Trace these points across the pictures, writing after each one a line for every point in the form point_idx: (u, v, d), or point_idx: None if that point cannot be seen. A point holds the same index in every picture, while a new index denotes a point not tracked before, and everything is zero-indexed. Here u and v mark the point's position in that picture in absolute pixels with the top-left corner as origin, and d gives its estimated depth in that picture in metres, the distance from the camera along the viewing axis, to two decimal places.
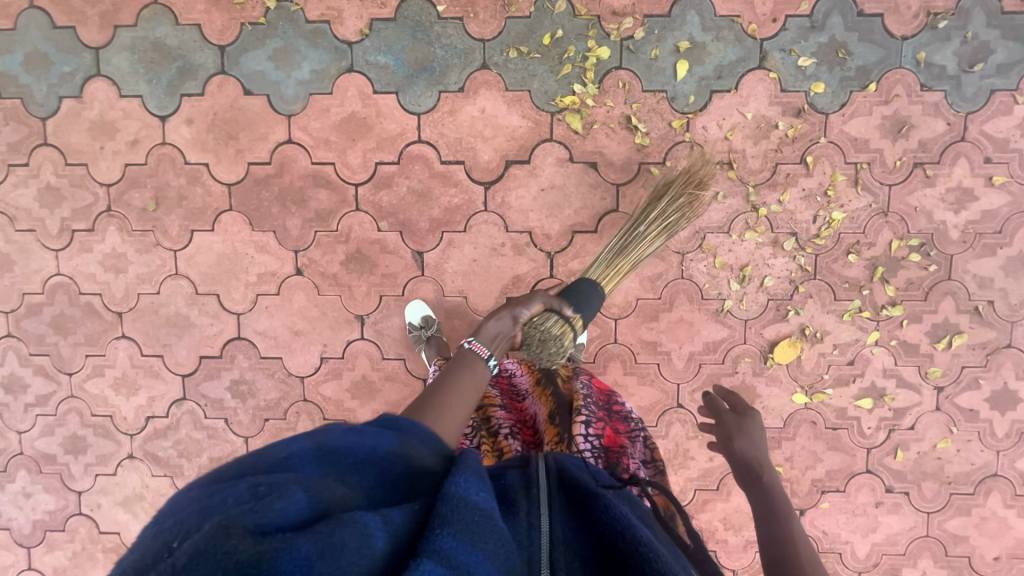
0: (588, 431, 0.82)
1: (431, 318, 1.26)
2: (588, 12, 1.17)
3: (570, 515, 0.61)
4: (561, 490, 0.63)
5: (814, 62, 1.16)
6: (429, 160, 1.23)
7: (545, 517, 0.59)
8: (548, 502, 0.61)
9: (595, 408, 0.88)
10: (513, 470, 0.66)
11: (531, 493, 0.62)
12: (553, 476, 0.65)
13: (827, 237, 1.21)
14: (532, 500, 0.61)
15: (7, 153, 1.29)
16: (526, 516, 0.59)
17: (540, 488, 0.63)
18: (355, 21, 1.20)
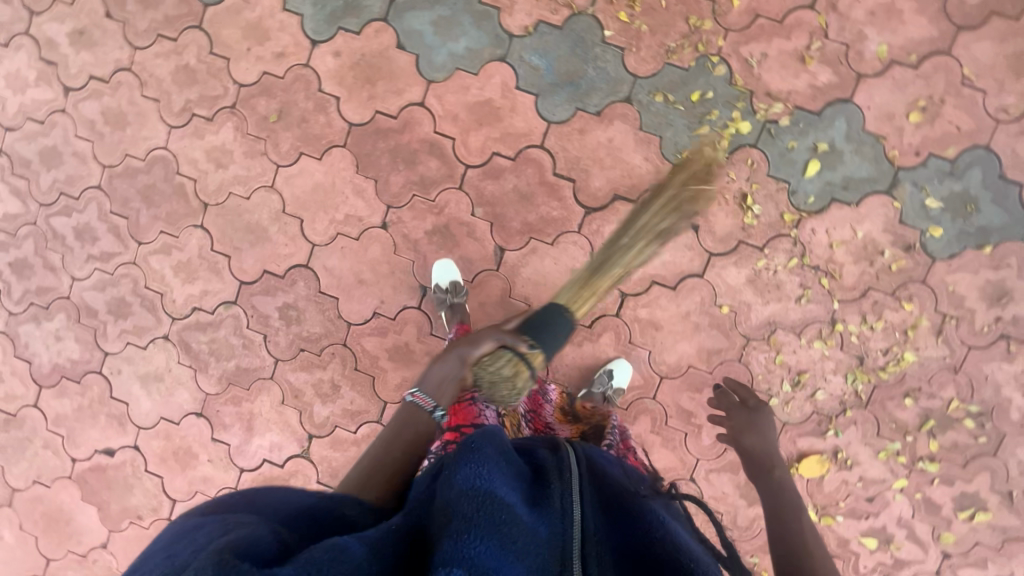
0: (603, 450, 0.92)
1: (459, 284, 1.26)
2: (743, 84, 1.19)
3: (599, 513, 0.66)
4: (588, 483, 0.69)
5: (940, 206, 1.17)
6: (543, 167, 1.26)
7: (576, 502, 0.64)
8: (577, 488, 0.66)
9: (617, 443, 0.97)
10: (548, 454, 0.72)
11: (564, 477, 0.67)
12: (584, 467, 0.71)
13: (891, 373, 1.22)
14: (565, 484, 0.66)
15: (161, 23, 1.34)
16: (559, 500, 0.63)
17: (572, 473, 0.68)
18: (523, 17, 1.23)
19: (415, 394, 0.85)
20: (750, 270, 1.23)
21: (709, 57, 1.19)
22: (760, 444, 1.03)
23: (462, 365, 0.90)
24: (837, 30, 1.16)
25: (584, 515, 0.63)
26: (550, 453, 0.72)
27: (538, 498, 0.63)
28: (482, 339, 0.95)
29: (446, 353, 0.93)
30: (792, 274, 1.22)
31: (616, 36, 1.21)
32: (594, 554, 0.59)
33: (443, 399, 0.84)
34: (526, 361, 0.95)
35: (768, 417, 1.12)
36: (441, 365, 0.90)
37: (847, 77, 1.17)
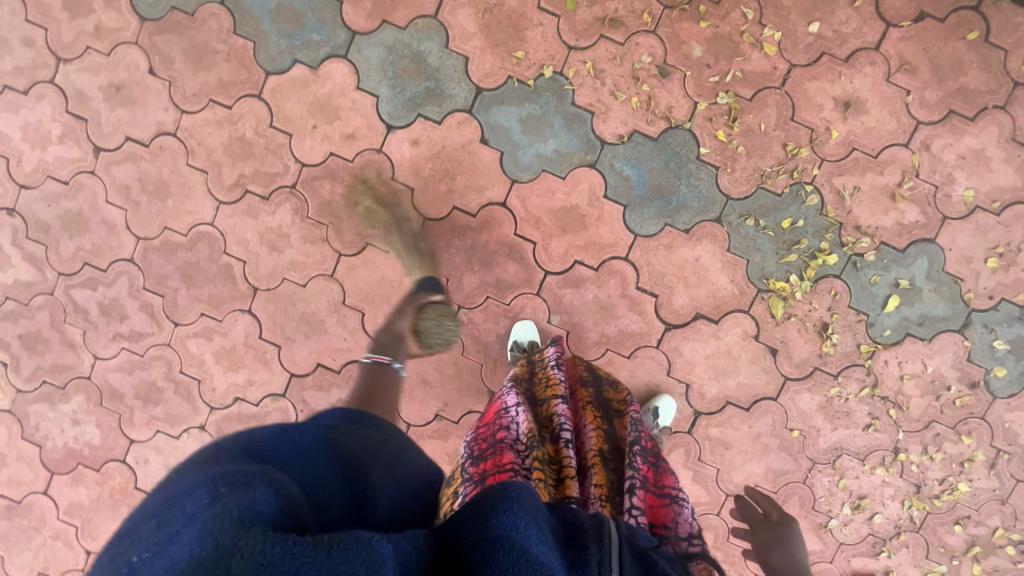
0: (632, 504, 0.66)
1: (536, 344, 1.20)
2: (834, 215, 1.19)
3: None
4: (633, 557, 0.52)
5: (1006, 349, 1.21)
6: (627, 280, 1.22)
7: (618, 573, 0.49)
8: (620, 561, 0.50)
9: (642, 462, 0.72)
10: (583, 512, 0.55)
11: (604, 539, 0.51)
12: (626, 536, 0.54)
13: (944, 501, 1.26)
14: (604, 547, 0.50)
15: (214, 88, 1.21)
16: (598, 569, 0.49)
17: (612, 536, 0.52)
18: (618, 124, 1.18)
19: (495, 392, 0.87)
20: (823, 397, 1.24)
21: (803, 185, 1.18)
22: (795, 566, 0.89)
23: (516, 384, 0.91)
24: (927, 170, 1.17)
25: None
26: (586, 508, 0.55)
27: (571, 566, 0.49)
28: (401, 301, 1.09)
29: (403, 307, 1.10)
30: (862, 403, 1.24)
31: (711, 154, 1.18)
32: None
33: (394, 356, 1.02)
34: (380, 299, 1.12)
35: (797, 532, 0.96)
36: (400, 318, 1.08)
37: (932, 217, 1.18)
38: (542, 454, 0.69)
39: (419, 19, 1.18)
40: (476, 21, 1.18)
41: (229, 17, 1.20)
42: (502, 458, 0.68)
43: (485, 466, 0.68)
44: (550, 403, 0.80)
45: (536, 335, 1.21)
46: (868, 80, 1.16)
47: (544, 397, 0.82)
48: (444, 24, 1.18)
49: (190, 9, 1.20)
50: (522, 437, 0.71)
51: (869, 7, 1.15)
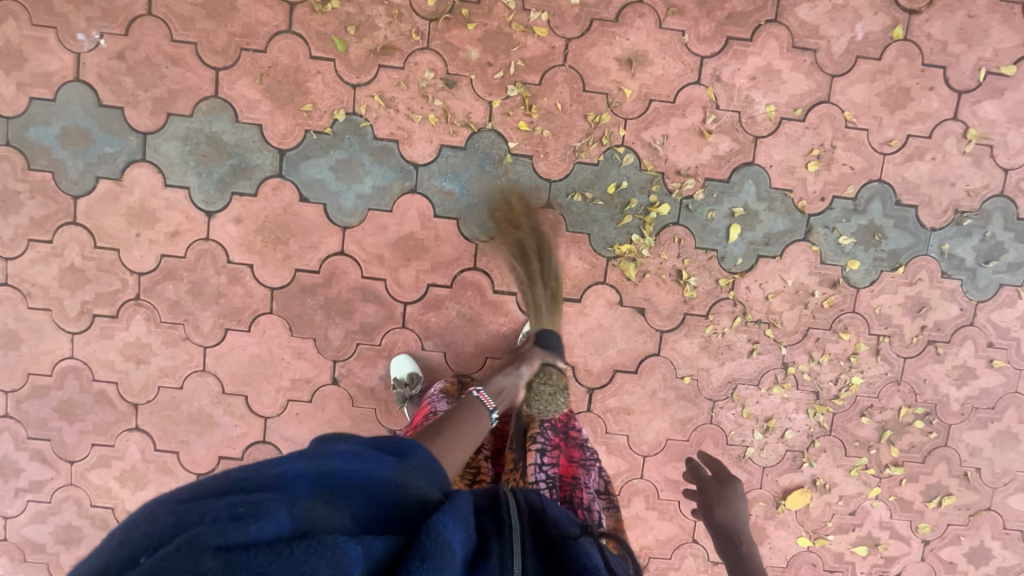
0: (543, 462, 0.93)
1: (418, 374, 1.22)
2: (653, 167, 1.21)
3: (537, 555, 0.62)
4: (532, 529, 0.64)
5: (853, 241, 1.25)
6: (482, 287, 1.24)
7: (517, 559, 0.59)
8: (518, 542, 0.61)
9: (553, 438, 0.98)
10: (488, 502, 0.65)
11: (507, 530, 0.61)
12: (524, 514, 0.65)
13: (845, 399, 1.30)
14: (504, 542, 0.60)
15: (28, 228, 1.21)
16: (500, 555, 0.58)
17: (511, 528, 0.61)
18: (424, 144, 1.20)
19: (481, 391, 0.97)
20: (701, 338, 1.27)
21: (615, 148, 1.21)
22: (734, 530, 0.93)
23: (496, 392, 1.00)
24: (725, 99, 1.20)
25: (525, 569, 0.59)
26: (489, 500, 0.65)
27: (477, 555, 0.57)
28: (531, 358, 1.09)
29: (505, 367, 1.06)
30: (739, 332, 1.27)
31: (521, 145, 1.20)
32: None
33: (499, 402, 0.98)
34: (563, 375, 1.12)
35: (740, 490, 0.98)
36: (501, 377, 1.03)
37: (745, 142, 1.22)
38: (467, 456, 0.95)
39: (202, 102, 1.18)
40: (256, 87, 1.18)
41: (20, 154, 1.19)
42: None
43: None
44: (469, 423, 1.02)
45: (416, 366, 1.23)
46: (643, 32, 1.18)
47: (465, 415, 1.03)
48: (227, 99, 1.18)
49: None
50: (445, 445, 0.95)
51: None
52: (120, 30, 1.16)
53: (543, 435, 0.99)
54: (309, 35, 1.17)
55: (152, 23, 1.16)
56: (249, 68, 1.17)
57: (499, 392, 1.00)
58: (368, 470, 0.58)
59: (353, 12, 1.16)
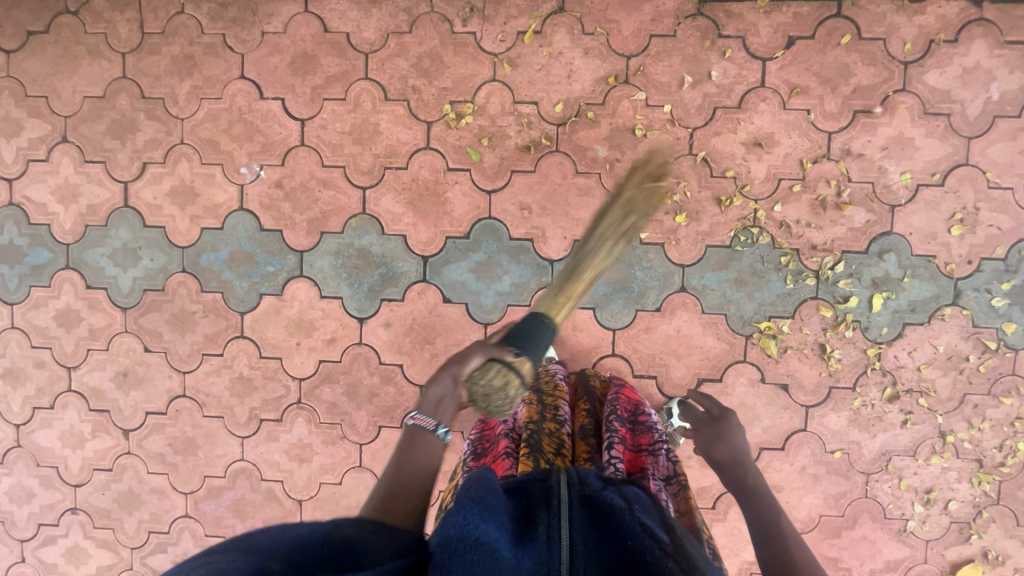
0: (611, 452, 0.82)
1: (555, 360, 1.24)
2: (787, 244, 1.22)
3: (588, 522, 0.60)
4: (584, 504, 0.62)
5: (1007, 302, 1.20)
6: (622, 372, 1.27)
7: (565, 528, 0.58)
8: (567, 514, 0.60)
9: (619, 425, 0.89)
10: (537, 487, 0.66)
11: (551, 505, 0.61)
12: (575, 490, 0.64)
13: (1012, 466, 1.24)
14: (551, 512, 0.60)
15: (203, 343, 1.33)
16: (545, 530, 0.58)
17: (560, 499, 0.62)
18: (559, 240, 1.25)
19: (416, 415, 0.76)
20: (850, 411, 1.25)
21: (747, 230, 1.22)
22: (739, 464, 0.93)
23: (432, 407, 0.77)
24: (858, 172, 1.20)
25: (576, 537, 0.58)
26: (537, 483, 0.66)
27: (523, 534, 0.58)
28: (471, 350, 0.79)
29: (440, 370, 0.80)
30: (890, 403, 1.24)
31: (652, 235, 1.23)
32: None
33: (442, 417, 0.77)
34: (517, 369, 0.75)
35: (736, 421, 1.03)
36: (436, 385, 0.80)
37: (881, 212, 1.20)
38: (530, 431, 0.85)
39: (351, 219, 1.28)
40: (400, 201, 1.27)
41: (194, 278, 1.32)
42: (497, 447, 0.85)
43: (483, 459, 0.84)
44: (546, 399, 0.95)
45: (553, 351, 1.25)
46: (768, 115, 1.20)
47: (540, 392, 0.98)
48: (373, 214, 1.28)
49: (160, 285, 1.33)
50: (515, 428, 0.88)
51: (741, 52, 1.20)
52: (278, 161, 1.28)
53: (611, 425, 0.89)
54: (446, 150, 1.25)
55: (306, 152, 1.28)
56: (394, 184, 1.27)
57: (435, 404, 0.77)
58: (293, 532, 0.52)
59: (486, 125, 1.24)
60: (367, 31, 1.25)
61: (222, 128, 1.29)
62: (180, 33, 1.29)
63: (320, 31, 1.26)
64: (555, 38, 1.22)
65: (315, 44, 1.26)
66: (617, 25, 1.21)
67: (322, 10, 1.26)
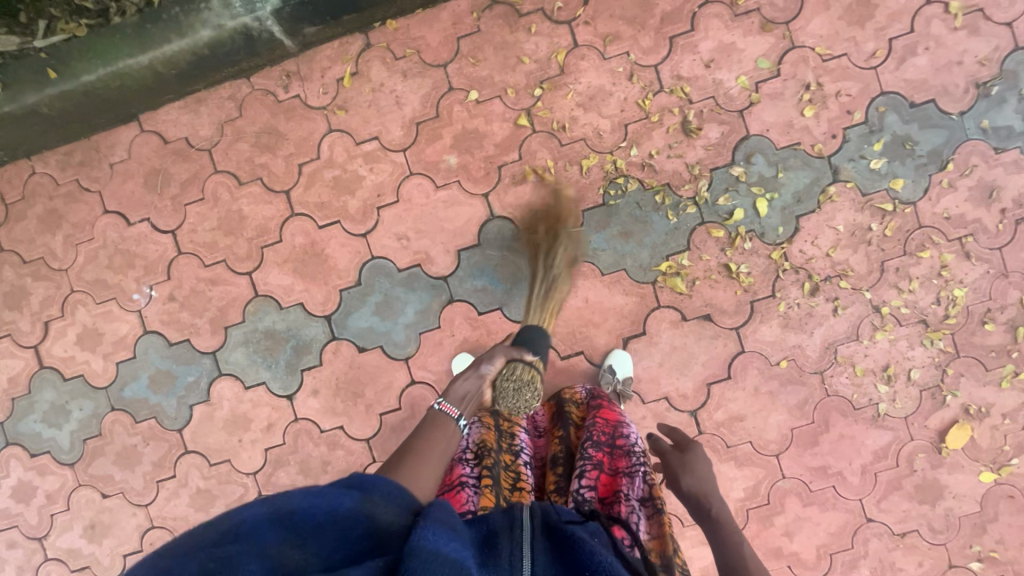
0: (581, 484, 0.82)
1: None
2: (656, 182, 1.22)
3: (550, 551, 0.66)
4: (546, 534, 0.68)
5: (885, 160, 1.19)
6: (550, 359, 1.25)
7: (526, 560, 0.64)
8: (529, 541, 0.66)
9: (594, 451, 0.86)
10: (497, 515, 0.70)
11: (514, 533, 0.66)
12: (536, 519, 0.70)
13: (957, 314, 1.20)
14: (513, 540, 0.66)
15: (154, 471, 1.34)
16: (508, 558, 0.63)
17: (522, 528, 0.67)
18: (444, 256, 1.26)
19: (443, 402, 0.78)
20: (779, 318, 1.22)
21: (614, 182, 1.22)
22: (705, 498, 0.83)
23: (459, 399, 0.81)
24: (696, 92, 1.21)
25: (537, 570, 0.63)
26: (499, 512, 0.70)
27: (485, 559, 0.63)
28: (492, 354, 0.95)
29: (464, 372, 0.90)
30: (814, 297, 1.22)
31: (527, 219, 1.24)
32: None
33: (466, 408, 0.80)
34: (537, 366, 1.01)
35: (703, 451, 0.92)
36: (461, 382, 0.85)
37: (732, 120, 1.21)
38: (491, 462, 0.82)
39: (248, 305, 1.30)
40: (287, 272, 1.29)
41: (126, 413, 1.34)
42: (453, 474, 0.81)
43: (438, 485, 0.81)
44: (504, 427, 0.92)
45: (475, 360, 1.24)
46: (593, 71, 1.22)
47: (500, 417, 0.94)
48: (266, 293, 1.29)
49: (96, 430, 1.35)
50: (472, 447, 0.85)
51: (545, 23, 1.22)
52: (163, 276, 1.31)
53: (585, 454, 0.86)
54: (311, 210, 1.28)
55: (186, 259, 1.31)
56: (275, 259, 1.29)
57: (463, 397, 0.82)
58: (329, 504, 0.54)
59: (339, 174, 1.27)
60: (202, 129, 1.29)
61: (103, 264, 1.33)
62: (39, 192, 1.34)
63: (161, 144, 1.30)
64: (373, 73, 1.26)
65: (160, 158, 1.30)
66: (424, 40, 1.24)
67: (156, 124, 1.30)
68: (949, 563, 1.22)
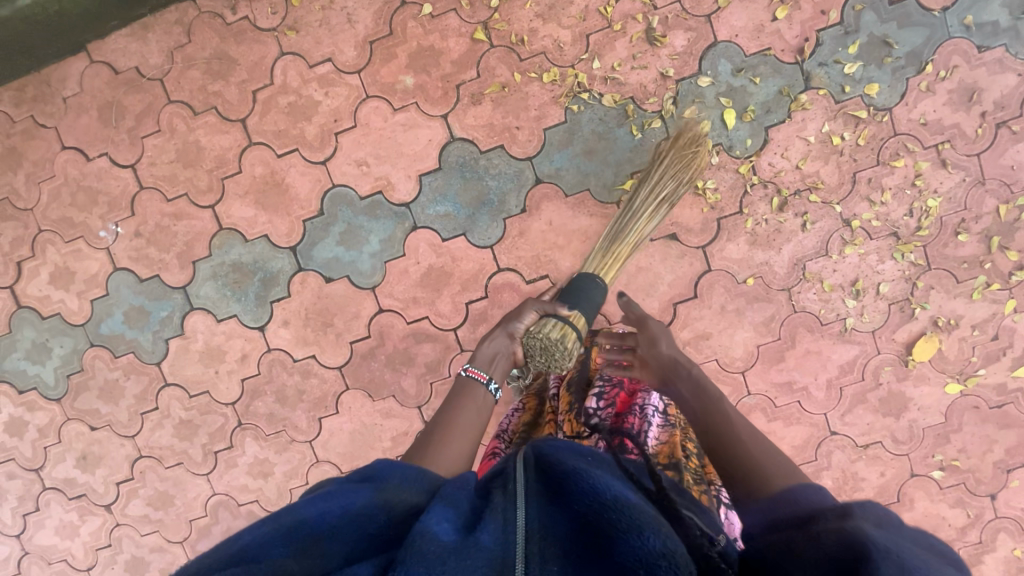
0: (598, 399, 0.88)
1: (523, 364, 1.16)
2: (620, 97, 1.17)
3: (546, 499, 0.53)
4: (538, 478, 0.55)
5: (860, 64, 1.14)
6: (515, 284, 1.25)
7: (520, 509, 0.52)
8: (522, 495, 0.53)
9: (612, 376, 0.95)
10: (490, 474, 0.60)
11: (506, 488, 0.55)
12: (530, 465, 0.57)
13: (930, 226, 1.17)
14: (506, 495, 0.54)
15: (137, 404, 1.38)
16: (499, 514, 0.52)
17: (514, 482, 0.55)
18: (405, 182, 1.24)
19: (471, 368, 0.88)
20: (746, 235, 1.20)
21: (578, 97, 1.18)
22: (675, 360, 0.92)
23: (488, 362, 0.91)
24: None
25: (530, 522, 0.51)
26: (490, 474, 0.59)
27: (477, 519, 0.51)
28: (524, 310, 0.98)
29: (493, 332, 0.97)
30: (782, 212, 1.19)
31: (489, 140, 1.21)
32: (533, 556, 0.48)
33: (494, 372, 0.90)
34: (571, 324, 0.94)
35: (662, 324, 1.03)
36: (488, 344, 0.94)
37: (699, 26, 1.15)
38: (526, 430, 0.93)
39: (214, 239, 1.30)
40: (248, 204, 1.28)
41: (105, 349, 1.37)
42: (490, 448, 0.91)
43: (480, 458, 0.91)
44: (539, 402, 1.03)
45: None
46: None
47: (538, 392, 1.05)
48: (231, 226, 1.29)
49: (78, 366, 1.38)
50: (511, 425, 0.96)
51: None
52: (128, 212, 1.31)
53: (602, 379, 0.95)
54: (269, 138, 1.25)
55: (148, 194, 1.30)
56: (236, 191, 1.28)
57: (491, 359, 0.92)
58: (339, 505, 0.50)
59: (295, 99, 1.24)
60: (152, 57, 1.26)
61: (67, 202, 1.32)
62: None
63: (111, 75, 1.27)
64: None
65: (112, 90, 1.27)
66: None
67: (105, 54, 1.27)
68: (911, 473, 1.25)
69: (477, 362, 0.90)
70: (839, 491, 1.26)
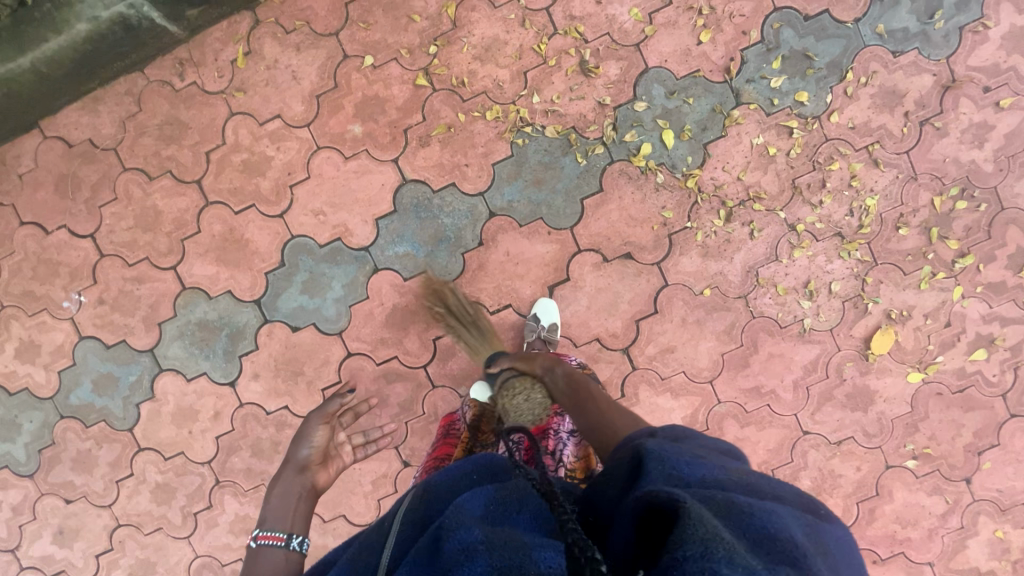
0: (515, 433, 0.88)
1: None
2: (562, 127, 1.22)
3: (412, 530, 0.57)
4: (415, 507, 0.60)
5: (785, 78, 1.20)
6: (479, 316, 1.27)
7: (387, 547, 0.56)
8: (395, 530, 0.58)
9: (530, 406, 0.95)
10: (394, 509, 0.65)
11: (385, 527, 0.60)
12: (415, 499, 0.62)
13: (871, 223, 1.22)
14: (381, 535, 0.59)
15: (111, 472, 1.36)
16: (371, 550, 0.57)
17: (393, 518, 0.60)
18: (363, 226, 1.26)
19: (260, 535, 0.75)
20: (698, 248, 1.24)
21: (521, 131, 1.22)
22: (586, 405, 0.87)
23: (284, 515, 0.79)
24: (591, 31, 1.21)
25: (393, 553, 0.55)
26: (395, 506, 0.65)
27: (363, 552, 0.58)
28: (310, 430, 0.93)
29: (284, 472, 0.86)
30: (730, 223, 1.23)
31: (440, 179, 1.24)
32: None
33: (294, 525, 0.77)
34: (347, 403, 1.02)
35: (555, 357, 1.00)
36: (277, 493, 0.82)
37: (629, 55, 1.21)
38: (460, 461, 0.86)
39: (178, 299, 1.30)
40: (210, 262, 1.29)
41: (75, 419, 1.36)
42: None
43: None
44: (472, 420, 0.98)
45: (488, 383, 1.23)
46: (484, 21, 1.22)
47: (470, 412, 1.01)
48: (194, 284, 1.30)
49: (49, 439, 1.37)
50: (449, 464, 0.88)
51: None
52: (90, 280, 1.32)
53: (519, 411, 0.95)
54: (225, 196, 1.27)
55: (109, 261, 1.31)
56: (196, 250, 1.29)
57: (290, 506, 0.80)
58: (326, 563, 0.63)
59: (248, 156, 1.26)
60: (104, 128, 1.28)
61: (29, 275, 1.33)
62: None
63: (65, 148, 1.29)
64: (267, 50, 1.25)
65: (67, 162, 1.29)
66: (313, 11, 1.24)
67: (58, 129, 1.29)
68: (886, 465, 1.26)
69: (269, 524, 0.77)
70: (819, 490, 1.27)
